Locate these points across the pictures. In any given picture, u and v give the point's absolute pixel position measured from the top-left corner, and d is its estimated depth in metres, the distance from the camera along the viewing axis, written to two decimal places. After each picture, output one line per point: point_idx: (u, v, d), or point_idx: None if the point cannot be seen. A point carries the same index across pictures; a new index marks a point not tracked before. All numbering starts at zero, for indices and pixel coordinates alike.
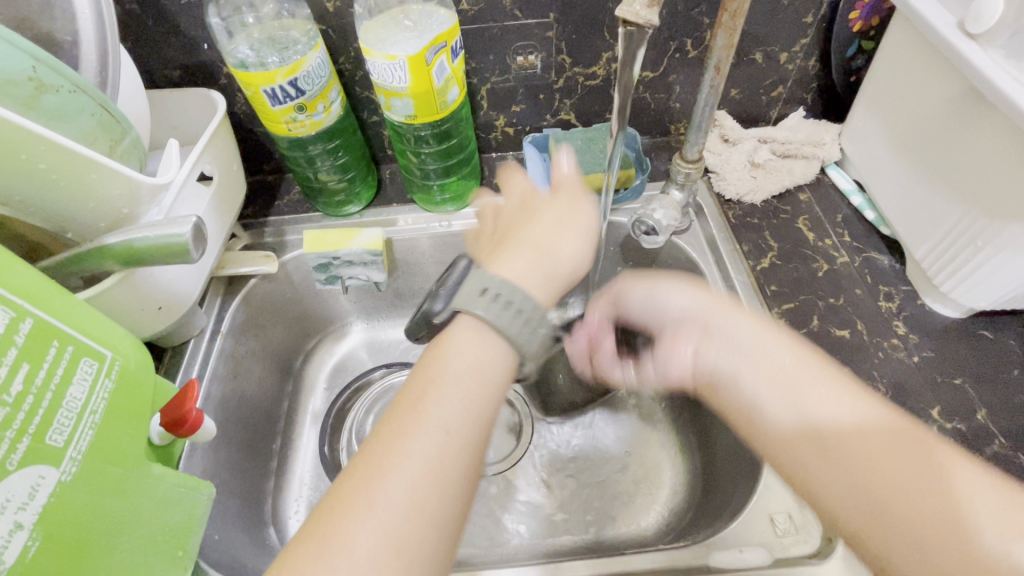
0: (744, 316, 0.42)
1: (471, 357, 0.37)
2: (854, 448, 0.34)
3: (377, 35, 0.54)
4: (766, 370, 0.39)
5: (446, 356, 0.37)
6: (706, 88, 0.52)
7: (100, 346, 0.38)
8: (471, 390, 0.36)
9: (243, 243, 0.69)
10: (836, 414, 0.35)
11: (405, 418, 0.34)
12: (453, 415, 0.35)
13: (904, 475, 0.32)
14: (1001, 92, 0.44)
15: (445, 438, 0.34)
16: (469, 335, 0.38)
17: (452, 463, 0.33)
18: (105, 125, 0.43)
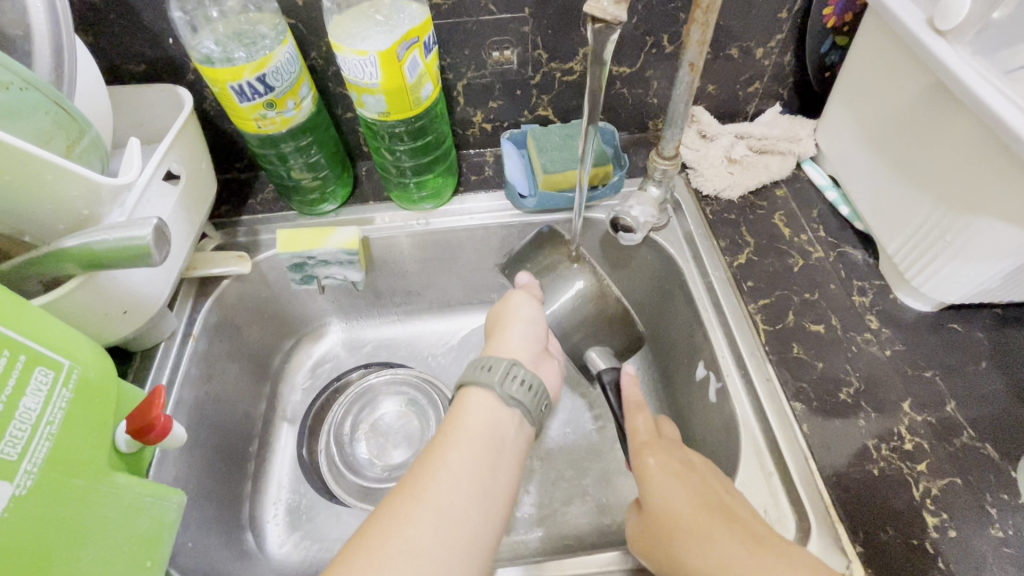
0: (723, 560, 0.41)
1: (488, 418, 0.44)
2: None
3: (347, 30, 0.52)
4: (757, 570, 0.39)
5: (464, 412, 0.45)
6: (681, 84, 0.52)
7: (56, 354, 0.37)
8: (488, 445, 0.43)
9: (214, 243, 0.68)
10: None
11: (450, 460, 0.41)
12: (475, 467, 0.41)
13: None
14: (969, 90, 0.45)
15: (466, 495, 0.40)
16: (480, 395, 0.46)
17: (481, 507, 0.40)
18: (62, 124, 0.41)
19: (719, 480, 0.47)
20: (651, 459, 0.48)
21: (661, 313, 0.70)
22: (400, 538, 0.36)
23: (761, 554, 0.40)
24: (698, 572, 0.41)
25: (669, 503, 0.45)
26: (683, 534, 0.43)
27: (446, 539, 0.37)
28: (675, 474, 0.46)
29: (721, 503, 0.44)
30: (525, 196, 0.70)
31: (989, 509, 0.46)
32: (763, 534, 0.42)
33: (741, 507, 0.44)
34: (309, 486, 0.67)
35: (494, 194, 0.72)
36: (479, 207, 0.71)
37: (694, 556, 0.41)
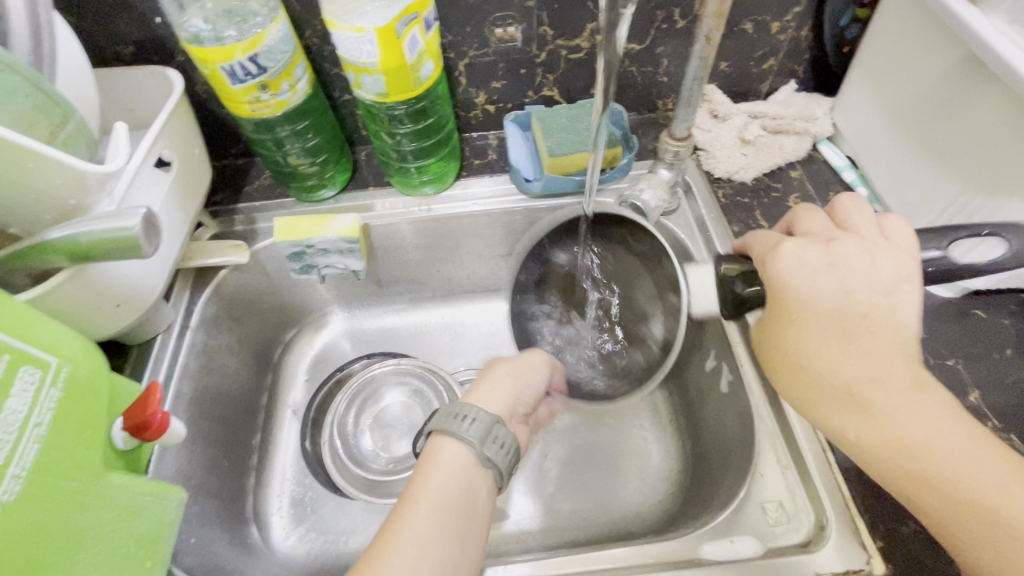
0: (837, 338, 0.36)
1: (460, 470, 0.41)
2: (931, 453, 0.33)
3: (343, 6, 0.50)
4: (856, 352, 0.35)
5: (437, 466, 0.41)
6: (695, 60, 0.50)
7: (42, 352, 0.35)
8: (460, 501, 0.39)
9: (211, 232, 0.66)
10: (917, 430, 0.33)
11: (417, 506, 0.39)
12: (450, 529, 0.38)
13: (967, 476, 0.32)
14: (1006, 63, 0.42)
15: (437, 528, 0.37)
16: (451, 442, 0.42)
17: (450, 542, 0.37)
18: (43, 109, 0.39)
19: (866, 290, 0.36)
20: (787, 254, 0.38)
21: None
22: None
23: (862, 393, 0.35)
24: (793, 391, 0.39)
25: (788, 321, 0.38)
26: (795, 357, 0.38)
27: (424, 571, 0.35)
28: (818, 294, 0.36)
29: (846, 323, 0.36)
30: (530, 179, 0.67)
31: None
32: (892, 368, 0.34)
33: (879, 329, 0.35)
34: (314, 479, 0.66)
35: (497, 178, 0.69)
36: (482, 192, 0.69)
37: (794, 382, 0.38)
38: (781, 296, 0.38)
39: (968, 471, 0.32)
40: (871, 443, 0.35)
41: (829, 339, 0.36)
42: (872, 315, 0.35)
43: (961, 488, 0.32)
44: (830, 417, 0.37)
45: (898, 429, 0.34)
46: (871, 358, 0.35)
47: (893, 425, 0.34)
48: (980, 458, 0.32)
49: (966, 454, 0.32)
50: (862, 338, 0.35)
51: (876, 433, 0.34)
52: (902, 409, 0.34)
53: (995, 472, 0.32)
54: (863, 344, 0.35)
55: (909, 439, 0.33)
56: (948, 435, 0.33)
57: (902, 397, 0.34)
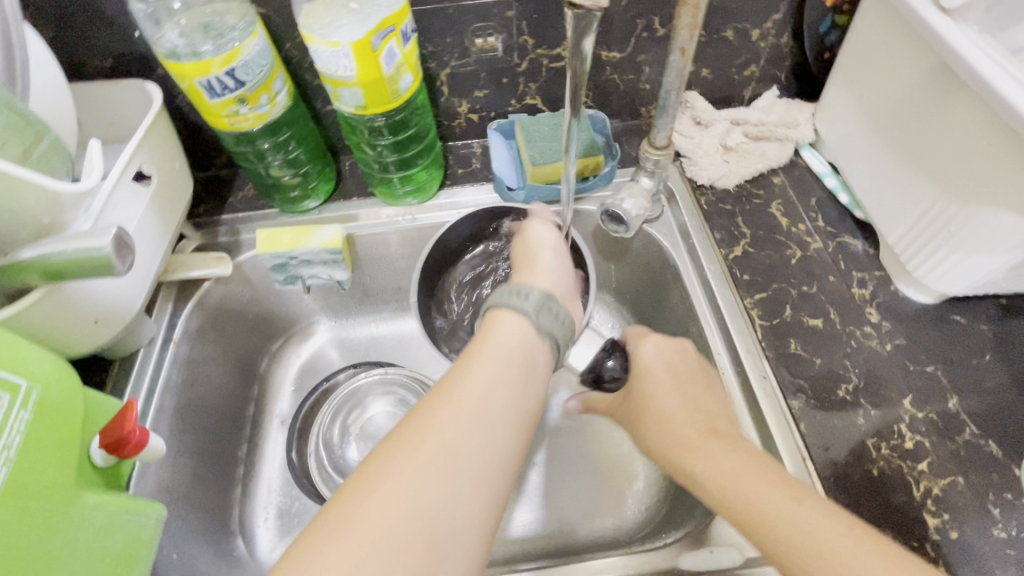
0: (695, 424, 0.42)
1: (522, 356, 0.40)
2: (777, 512, 0.34)
3: (319, 20, 0.50)
4: (716, 435, 0.41)
5: (494, 332, 0.41)
6: (672, 70, 0.50)
7: (12, 375, 0.35)
8: (514, 370, 0.39)
9: (194, 244, 0.66)
10: (759, 489, 0.35)
11: (463, 376, 0.38)
12: (496, 394, 0.38)
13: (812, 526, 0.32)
14: (977, 74, 0.42)
15: (487, 397, 0.37)
16: (510, 315, 0.42)
17: (498, 414, 0.37)
18: (16, 128, 0.39)
19: (704, 376, 0.48)
20: (650, 345, 0.51)
21: (657, 306, 0.68)
22: (419, 435, 0.34)
23: (704, 435, 0.41)
24: (652, 418, 0.45)
25: (649, 387, 0.47)
26: (653, 412, 0.45)
27: (464, 432, 0.35)
28: (669, 388, 0.46)
29: (693, 395, 0.45)
30: (513, 189, 0.68)
31: (992, 509, 0.44)
32: (743, 448, 0.39)
33: (716, 405, 0.45)
34: (300, 492, 0.65)
35: (481, 187, 0.70)
36: (467, 201, 0.69)
37: (656, 433, 0.44)
38: (646, 371, 0.49)
39: (776, 498, 0.34)
40: (706, 475, 0.38)
41: (686, 423, 0.43)
42: (712, 393, 0.46)
43: (797, 533, 0.32)
44: (677, 459, 0.41)
45: (725, 462, 0.38)
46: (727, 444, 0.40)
47: (741, 484, 0.36)
48: (784, 485, 0.35)
49: (774, 483, 0.35)
50: (710, 427, 0.42)
51: (731, 496, 0.36)
52: (752, 472, 0.37)
53: (798, 495, 0.34)
54: (704, 410, 0.44)
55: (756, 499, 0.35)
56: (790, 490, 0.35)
57: (729, 442, 0.40)
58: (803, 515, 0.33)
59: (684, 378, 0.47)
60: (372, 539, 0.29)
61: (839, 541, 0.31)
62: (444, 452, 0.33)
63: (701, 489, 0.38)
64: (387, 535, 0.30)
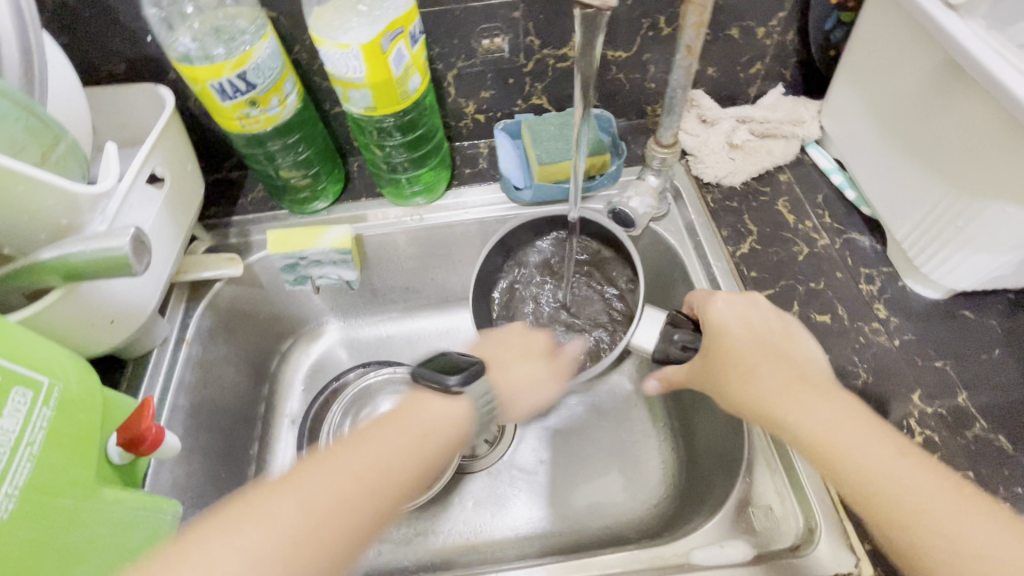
0: (784, 374, 0.42)
1: (438, 438, 0.39)
2: (888, 475, 0.34)
3: (329, 22, 0.50)
4: (812, 389, 0.40)
5: (415, 409, 0.40)
6: (678, 68, 0.50)
7: (34, 372, 0.36)
8: (411, 455, 0.37)
9: (205, 246, 0.67)
10: (869, 452, 0.36)
11: (358, 442, 0.36)
12: (381, 474, 0.35)
13: (928, 492, 0.33)
14: (984, 69, 0.42)
15: (371, 476, 0.35)
16: (446, 401, 0.41)
17: (371, 497, 0.34)
18: (34, 131, 0.40)
19: (784, 326, 0.46)
20: (719, 303, 0.47)
21: (664, 304, 0.69)
22: (276, 500, 0.32)
23: (793, 387, 0.41)
24: (736, 382, 0.43)
25: (735, 344, 0.45)
26: (736, 367, 0.44)
27: (320, 505, 0.32)
28: (752, 341, 0.45)
29: (775, 346, 0.44)
30: (520, 188, 0.68)
31: (1002, 503, 0.45)
32: (842, 403, 0.39)
33: (800, 354, 0.44)
34: None
35: (489, 186, 0.70)
36: (474, 200, 0.69)
37: (740, 386, 0.43)
38: (725, 323, 0.46)
39: (877, 448, 0.36)
40: (802, 426, 0.39)
41: (774, 379, 0.42)
42: (794, 339, 0.45)
43: (914, 502, 0.33)
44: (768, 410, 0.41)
45: (824, 417, 0.38)
46: (824, 401, 0.39)
47: (846, 441, 0.37)
48: (882, 434, 0.37)
49: (873, 433, 0.37)
50: (802, 377, 0.41)
51: (838, 454, 0.36)
52: (858, 431, 0.37)
53: (898, 447, 0.36)
54: (789, 359, 0.43)
55: (863, 458, 0.36)
56: (892, 452, 0.35)
57: (821, 392, 0.40)
58: (920, 486, 0.34)
59: (764, 330, 0.45)
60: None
61: (953, 510, 0.32)
62: (297, 522, 0.31)
63: (797, 438, 0.39)
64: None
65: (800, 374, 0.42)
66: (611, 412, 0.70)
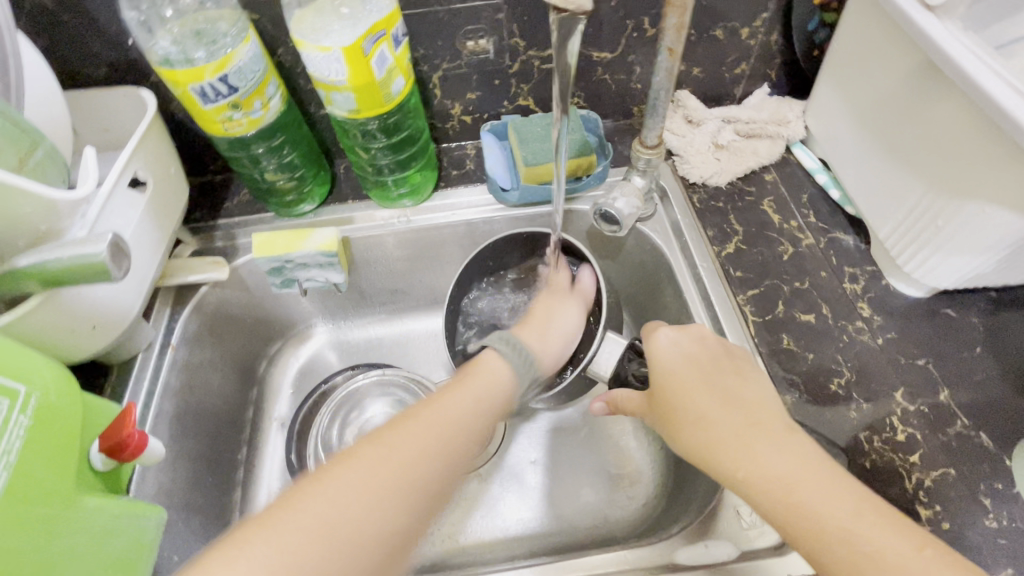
0: (736, 420, 0.41)
1: (498, 397, 0.46)
2: (845, 527, 0.34)
3: (310, 25, 0.50)
4: (766, 435, 0.40)
5: (478, 370, 0.47)
6: (660, 70, 0.50)
7: (10, 380, 0.36)
8: (480, 413, 0.44)
9: (190, 249, 0.66)
10: (824, 504, 0.35)
11: (436, 405, 0.43)
12: (458, 431, 0.42)
13: (885, 544, 0.33)
14: (960, 70, 0.43)
15: (449, 431, 0.41)
16: (498, 362, 0.49)
17: (452, 451, 0.40)
18: (11, 137, 0.39)
19: (735, 365, 0.46)
20: (662, 337, 0.49)
21: (652, 304, 0.69)
22: (380, 450, 0.37)
23: (745, 436, 0.40)
24: (690, 431, 0.43)
25: (681, 385, 0.45)
26: (686, 410, 0.44)
27: (414, 457, 0.38)
28: (703, 385, 0.44)
29: (723, 386, 0.44)
30: (507, 189, 0.68)
31: (983, 500, 0.45)
32: (797, 446, 0.39)
33: (752, 393, 0.44)
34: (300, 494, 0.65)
35: (476, 188, 0.70)
36: (461, 202, 0.69)
37: (691, 433, 0.43)
38: (675, 369, 0.46)
39: (835, 505, 0.35)
40: (754, 482, 0.38)
41: (726, 426, 0.41)
42: (745, 379, 0.45)
43: (874, 557, 0.33)
44: (719, 463, 0.40)
45: (780, 467, 0.37)
46: (780, 448, 0.39)
47: (801, 492, 0.36)
48: (846, 490, 0.36)
49: (833, 488, 0.36)
50: (755, 423, 0.41)
51: (794, 508, 0.36)
52: (814, 480, 0.36)
53: (857, 505, 0.35)
54: (739, 401, 0.43)
55: (820, 510, 0.35)
56: (847, 499, 0.35)
57: (774, 439, 0.39)
58: (879, 538, 0.33)
59: (713, 371, 0.45)
60: (291, 546, 0.31)
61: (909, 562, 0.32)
62: (396, 467, 0.37)
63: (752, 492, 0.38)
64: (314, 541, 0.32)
65: (750, 415, 0.42)
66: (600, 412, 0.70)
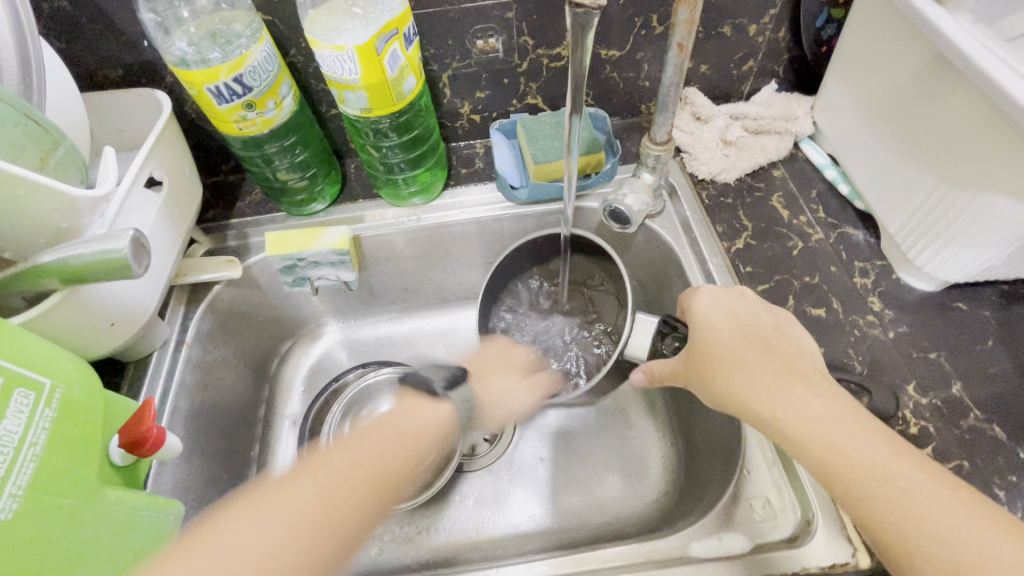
0: (773, 368, 0.42)
1: (423, 432, 0.43)
2: (885, 468, 0.35)
3: (324, 25, 0.51)
4: (804, 384, 0.40)
5: (401, 410, 0.44)
6: (671, 66, 0.51)
7: (36, 374, 0.36)
8: (402, 451, 0.41)
9: (204, 249, 0.67)
10: (862, 448, 0.36)
11: (357, 444, 0.40)
12: (376, 467, 0.39)
13: (924, 485, 0.34)
14: (971, 62, 0.43)
15: (365, 474, 0.38)
16: (426, 401, 0.45)
17: (363, 489, 0.37)
18: (33, 136, 0.40)
19: (773, 319, 0.46)
20: (704, 294, 0.48)
21: (662, 301, 0.69)
22: (273, 497, 0.35)
23: (784, 385, 0.40)
24: (724, 380, 0.43)
25: (718, 337, 0.45)
26: (723, 358, 0.44)
27: (315, 499, 0.35)
28: (740, 336, 0.44)
29: (761, 337, 0.44)
30: (516, 187, 0.68)
31: (997, 492, 0.45)
32: (834, 397, 0.39)
33: (789, 345, 0.44)
34: None
35: (485, 186, 0.70)
36: (471, 201, 0.70)
37: (726, 378, 0.43)
38: (713, 321, 0.46)
39: (875, 451, 0.36)
40: (793, 421, 0.39)
41: (762, 375, 0.41)
42: (781, 333, 0.45)
43: (914, 498, 0.33)
44: (756, 406, 0.40)
45: (816, 412, 0.38)
46: (820, 397, 0.39)
47: (839, 435, 0.37)
48: (884, 439, 0.36)
49: (873, 436, 0.36)
50: (793, 372, 0.41)
51: (830, 450, 0.37)
52: (853, 428, 0.37)
53: (893, 449, 0.36)
54: (777, 352, 0.43)
55: (857, 452, 0.36)
56: (883, 445, 0.36)
57: (813, 389, 0.40)
58: (917, 481, 0.34)
59: (749, 324, 0.45)
60: None
61: (950, 505, 0.33)
62: (290, 511, 0.34)
63: (788, 437, 0.39)
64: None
65: (788, 367, 0.41)
66: (610, 409, 0.70)
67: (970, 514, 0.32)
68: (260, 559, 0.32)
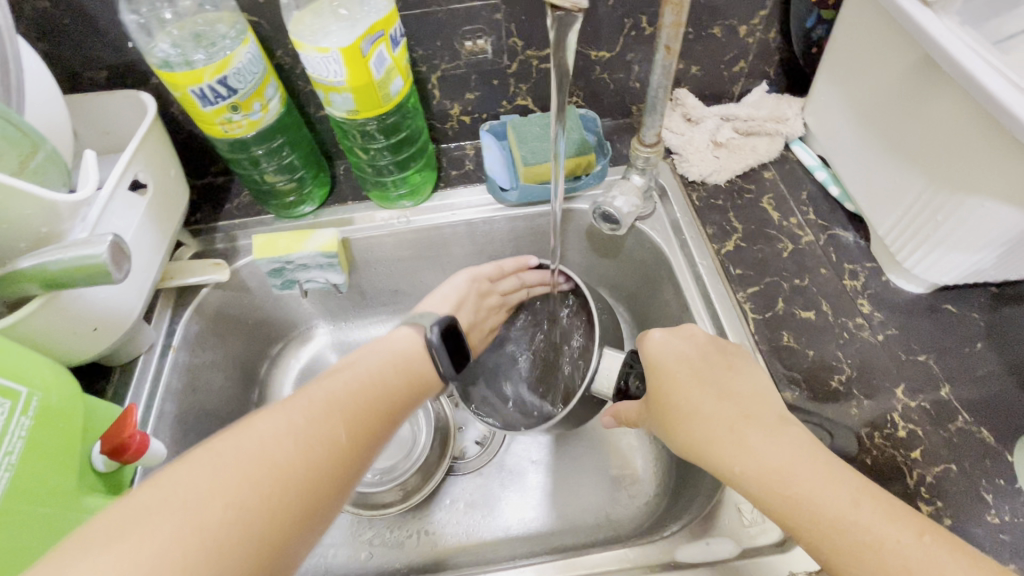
0: (730, 415, 0.42)
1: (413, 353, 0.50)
2: (849, 517, 0.34)
3: (309, 27, 0.50)
4: (761, 431, 0.40)
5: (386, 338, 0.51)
6: (659, 68, 0.50)
7: (13, 382, 0.36)
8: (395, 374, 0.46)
9: (191, 252, 0.66)
10: (823, 496, 0.35)
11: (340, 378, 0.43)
12: (367, 394, 0.42)
13: (889, 532, 0.33)
14: (958, 65, 0.43)
15: (360, 395, 0.42)
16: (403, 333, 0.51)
17: (357, 412, 0.40)
18: (11, 140, 0.39)
19: (727, 359, 0.46)
20: (656, 336, 0.49)
21: (652, 303, 0.69)
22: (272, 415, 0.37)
23: (740, 432, 0.40)
24: (686, 431, 0.43)
25: (674, 384, 0.45)
26: (681, 407, 0.44)
27: (311, 414, 0.38)
28: (695, 381, 0.44)
29: (715, 383, 0.44)
30: (506, 188, 0.68)
31: (985, 495, 0.45)
32: (790, 440, 0.39)
33: (742, 388, 0.44)
34: None
35: (475, 188, 0.70)
36: (461, 202, 0.69)
37: (686, 429, 0.43)
38: (669, 366, 0.46)
39: (837, 497, 0.35)
40: (751, 474, 0.38)
41: (719, 424, 0.41)
42: (737, 375, 0.45)
43: (880, 545, 0.33)
44: (715, 458, 0.40)
45: (776, 461, 0.38)
46: (778, 442, 0.39)
47: (800, 484, 0.36)
48: (845, 483, 0.36)
49: (835, 480, 0.36)
50: (749, 418, 0.41)
51: (792, 503, 0.36)
52: (813, 473, 0.37)
53: (855, 495, 0.35)
54: (733, 397, 0.43)
55: (820, 500, 0.35)
56: (844, 490, 0.35)
57: (769, 433, 0.40)
58: (880, 527, 0.34)
59: (702, 368, 0.45)
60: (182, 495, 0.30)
61: (915, 552, 0.32)
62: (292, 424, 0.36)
63: (752, 489, 0.38)
64: (229, 488, 0.31)
65: (742, 413, 0.41)
66: None
67: (936, 559, 0.32)
68: (276, 462, 0.34)
